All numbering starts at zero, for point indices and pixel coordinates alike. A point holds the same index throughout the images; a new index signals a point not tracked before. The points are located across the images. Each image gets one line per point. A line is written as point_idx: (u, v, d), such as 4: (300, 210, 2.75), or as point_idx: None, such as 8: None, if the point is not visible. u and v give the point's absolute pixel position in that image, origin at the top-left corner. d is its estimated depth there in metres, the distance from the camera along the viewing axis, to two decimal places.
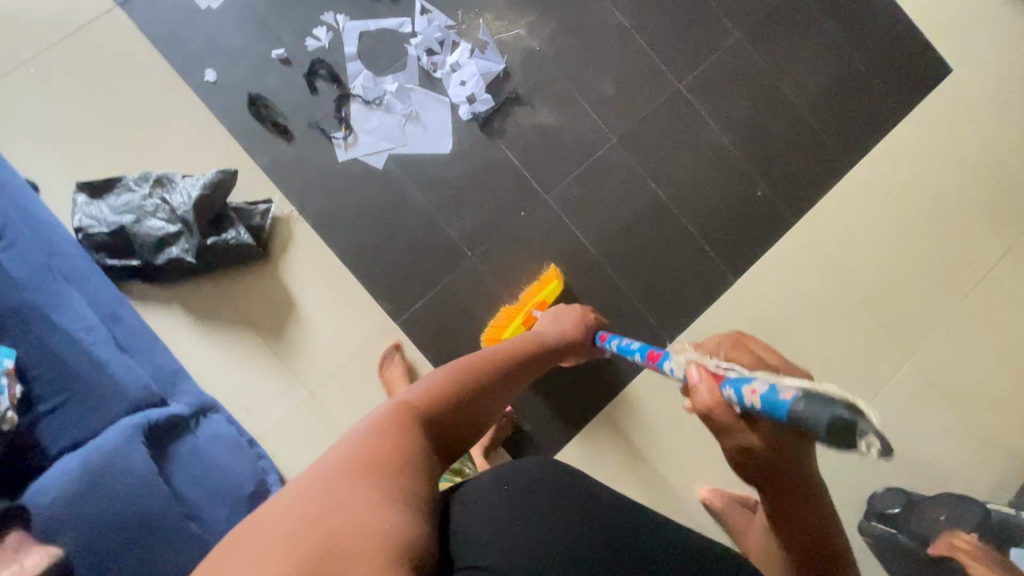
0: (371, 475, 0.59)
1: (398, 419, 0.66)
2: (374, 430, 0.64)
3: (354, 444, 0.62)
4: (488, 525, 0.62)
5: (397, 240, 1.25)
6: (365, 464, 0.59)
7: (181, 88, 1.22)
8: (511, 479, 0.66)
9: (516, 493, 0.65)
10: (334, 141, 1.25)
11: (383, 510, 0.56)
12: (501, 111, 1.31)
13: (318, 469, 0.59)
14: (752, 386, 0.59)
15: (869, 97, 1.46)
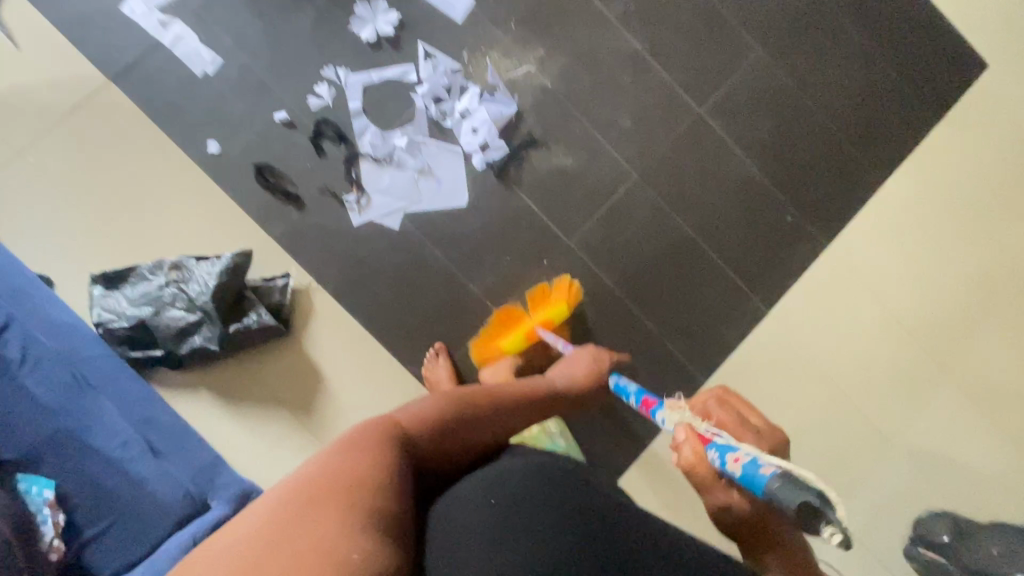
0: (331, 491, 0.57)
1: (372, 440, 0.65)
2: (345, 450, 0.63)
3: (322, 463, 0.62)
4: (462, 542, 0.61)
5: (420, 302, 1.22)
6: (329, 481, 0.59)
7: (184, 161, 1.17)
8: (497, 493, 0.65)
9: (500, 506, 0.63)
10: (347, 205, 1.20)
11: (338, 521, 0.54)
12: (517, 156, 1.26)
13: (283, 492, 0.59)
14: (736, 454, 0.69)
15: (901, 104, 1.38)
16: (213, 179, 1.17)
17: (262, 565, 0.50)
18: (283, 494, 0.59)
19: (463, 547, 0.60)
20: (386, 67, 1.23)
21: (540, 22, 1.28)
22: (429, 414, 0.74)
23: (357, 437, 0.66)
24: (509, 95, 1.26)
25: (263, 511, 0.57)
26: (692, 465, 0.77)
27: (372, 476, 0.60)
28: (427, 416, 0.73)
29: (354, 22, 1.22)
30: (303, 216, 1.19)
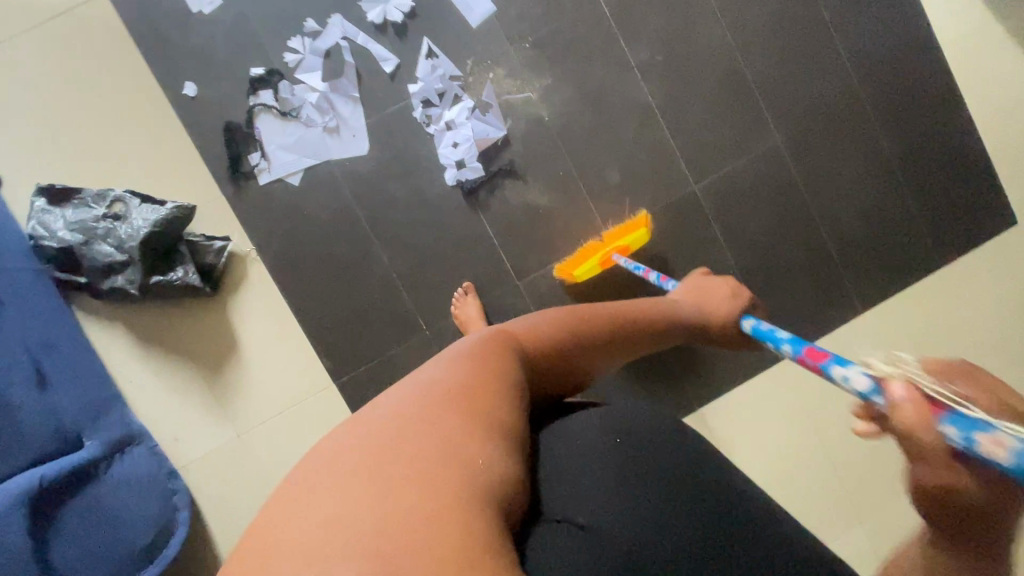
0: (458, 414, 0.52)
1: (479, 358, 0.59)
2: (444, 378, 0.56)
3: (432, 387, 0.55)
4: (582, 483, 0.55)
5: (353, 300, 1.20)
6: (451, 403, 0.53)
7: (156, 94, 1.14)
8: (627, 437, 0.59)
9: (630, 452, 0.58)
10: (251, 154, 1.16)
11: (475, 451, 0.49)
12: (491, 182, 1.21)
13: (393, 413, 0.52)
14: (998, 435, 0.38)
15: (908, 238, 1.31)
16: (181, 122, 1.15)
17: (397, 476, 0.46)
18: (393, 414, 0.52)
19: (588, 491, 0.55)
20: (382, 54, 1.18)
21: (556, 49, 1.21)
22: (553, 324, 0.70)
23: (457, 365, 0.58)
24: (501, 117, 1.20)
25: (372, 428, 0.51)
26: (903, 429, 0.42)
27: (495, 402, 0.54)
28: (549, 328, 0.69)
29: None
30: (259, 183, 1.16)
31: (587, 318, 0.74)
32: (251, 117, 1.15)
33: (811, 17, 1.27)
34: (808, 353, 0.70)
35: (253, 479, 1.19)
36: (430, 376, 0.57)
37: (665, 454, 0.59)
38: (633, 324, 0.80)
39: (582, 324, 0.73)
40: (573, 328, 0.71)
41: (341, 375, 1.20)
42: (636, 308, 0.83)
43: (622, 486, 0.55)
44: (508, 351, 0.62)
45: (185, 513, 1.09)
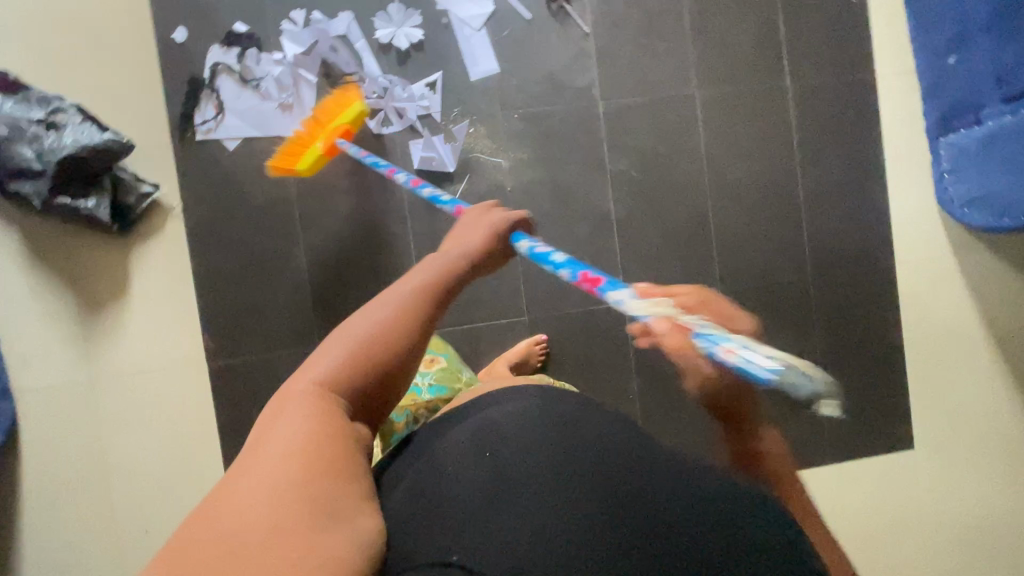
0: (323, 483, 0.42)
1: (318, 415, 0.45)
2: (294, 438, 0.43)
3: (282, 461, 0.42)
4: (449, 520, 0.47)
5: (257, 289, 1.18)
6: (308, 478, 0.42)
7: (146, 27, 1.14)
8: (498, 450, 0.52)
9: (508, 471, 0.49)
10: (200, 109, 1.15)
11: (346, 526, 0.41)
12: (434, 228, 1.21)
13: (243, 501, 0.39)
14: (730, 345, 0.52)
15: (807, 426, 1.32)
16: (159, 61, 1.14)
17: None
18: (240, 506, 0.39)
19: (458, 525, 0.46)
20: (364, 65, 1.18)
21: (542, 130, 1.24)
22: (345, 371, 0.49)
23: (293, 429, 0.44)
24: (465, 172, 1.22)
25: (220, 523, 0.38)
26: (673, 350, 0.56)
27: (354, 466, 0.45)
28: (345, 372, 0.49)
29: (379, 15, 1.18)
30: (197, 138, 1.15)
31: (385, 340, 0.51)
32: (211, 72, 1.15)
33: (786, 191, 1.32)
34: (583, 275, 0.71)
35: (88, 426, 1.14)
36: (270, 450, 0.43)
37: (547, 456, 0.51)
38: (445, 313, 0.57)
39: (381, 349, 0.50)
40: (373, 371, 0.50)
41: (217, 358, 1.17)
42: (444, 282, 0.57)
43: (494, 505, 0.47)
44: (333, 409, 0.47)
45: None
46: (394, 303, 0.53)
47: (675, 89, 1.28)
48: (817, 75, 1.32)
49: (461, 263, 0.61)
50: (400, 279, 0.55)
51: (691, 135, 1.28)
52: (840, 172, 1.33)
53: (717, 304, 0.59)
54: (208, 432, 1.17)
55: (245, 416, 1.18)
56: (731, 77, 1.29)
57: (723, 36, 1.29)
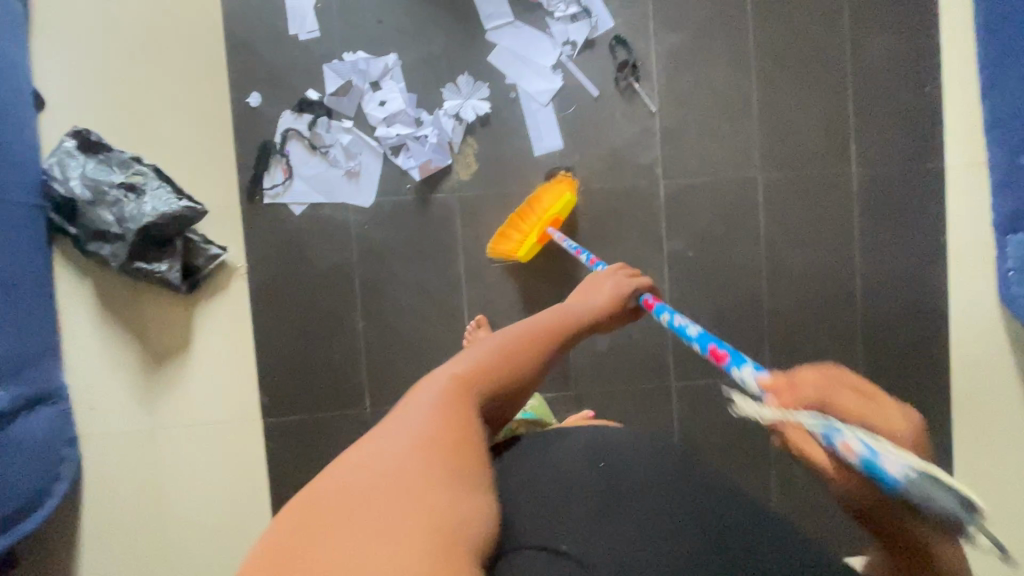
0: (438, 475, 0.45)
1: (446, 401, 0.51)
2: (414, 435, 0.47)
3: (413, 429, 0.48)
4: (560, 508, 0.55)
5: (314, 351, 1.20)
6: (435, 456, 0.46)
7: (222, 91, 1.16)
8: (608, 459, 0.61)
9: (613, 473, 0.59)
10: (269, 174, 1.17)
11: (468, 497, 0.45)
12: (490, 299, 1.22)
13: (376, 465, 0.45)
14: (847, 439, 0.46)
15: (849, 517, 1.31)
16: (232, 125, 1.17)
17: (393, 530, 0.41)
18: (368, 471, 0.45)
19: (567, 515, 0.54)
20: (391, 102, 1.18)
21: (602, 207, 1.24)
22: (476, 370, 0.55)
23: (425, 408, 0.50)
24: None
25: (342, 516, 0.42)
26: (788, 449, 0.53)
27: (473, 445, 0.49)
28: (476, 369, 0.55)
29: (447, 87, 1.19)
30: (264, 201, 1.18)
31: (512, 358, 0.58)
32: (281, 136, 1.17)
33: (842, 279, 1.30)
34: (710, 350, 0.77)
35: (146, 474, 1.18)
36: (405, 422, 0.49)
37: (652, 470, 0.60)
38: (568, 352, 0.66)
39: (510, 358, 0.58)
40: (507, 372, 0.57)
41: (271, 416, 1.20)
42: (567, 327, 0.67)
43: (609, 506, 0.55)
44: (464, 403, 0.52)
45: (63, 486, 1.08)
46: (523, 327, 0.62)
47: (739, 170, 1.26)
48: (883, 162, 1.30)
49: (580, 319, 0.71)
50: (535, 316, 0.65)
51: (751, 219, 1.27)
52: (899, 263, 1.31)
53: (848, 395, 0.51)
54: (258, 488, 1.21)
55: (295, 474, 1.21)
56: (796, 161, 1.27)
57: (789, 119, 1.27)
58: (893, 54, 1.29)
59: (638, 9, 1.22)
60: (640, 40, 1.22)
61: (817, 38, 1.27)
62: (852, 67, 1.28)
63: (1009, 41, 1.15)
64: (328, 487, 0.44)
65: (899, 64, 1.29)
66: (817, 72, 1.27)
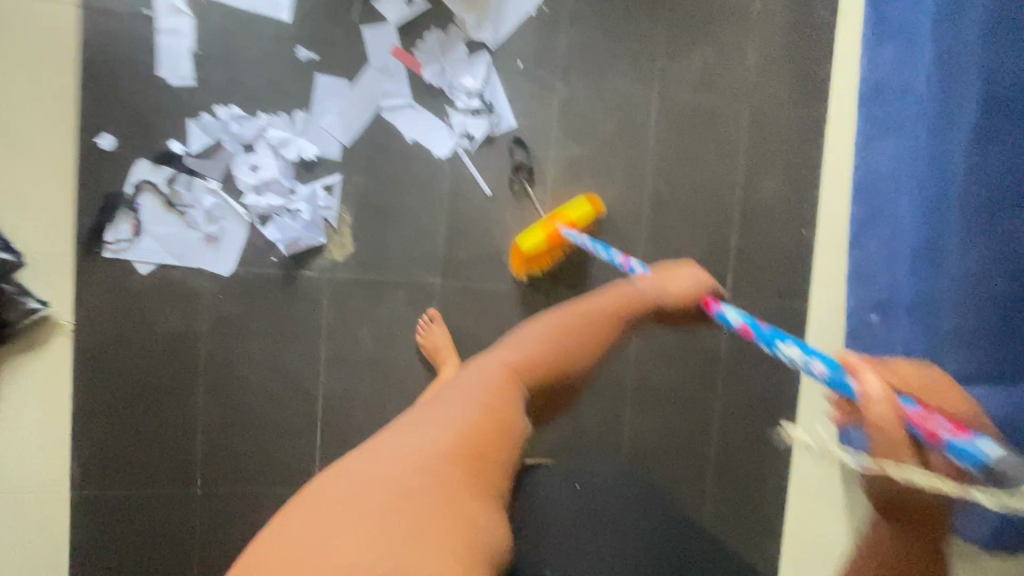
0: (442, 503, 0.56)
1: (493, 390, 0.67)
2: (439, 453, 0.60)
3: (433, 441, 0.61)
4: (571, 532, 0.74)
5: (142, 422, 1.10)
6: (466, 477, 0.59)
7: (70, 125, 1.03)
8: (581, 481, 0.79)
9: (585, 499, 0.77)
10: (112, 226, 1.05)
11: (468, 531, 0.56)
12: (348, 387, 1.17)
13: (372, 470, 0.59)
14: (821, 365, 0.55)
15: None
16: (75, 166, 1.04)
17: (384, 532, 0.53)
18: (373, 468, 0.59)
19: (569, 545, 0.73)
20: (265, 168, 1.09)
21: (480, 306, 1.21)
22: (525, 359, 0.70)
23: (477, 392, 0.67)
24: (390, 341, 1.17)
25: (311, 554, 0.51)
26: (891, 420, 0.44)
27: (491, 461, 0.62)
28: (540, 346, 0.71)
29: (332, 162, 1.12)
30: (103, 255, 1.05)
31: (551, 347, 0.71)
32: (133, 186, 1.05)
33: (707, 401, 1.34)
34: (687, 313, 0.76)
35: None
36: (429, 427, 0.63)
37: (618, 495, 0.79)
38: (616, 339, 0.73)
39: (563, 367, 0.70)
40: (558, 360, 0.70)
41: (80, 489, 1.08)
42: (614, 323, 0.73)
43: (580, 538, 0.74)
44: (511, 395, 0.67)
45: None
46: (555, 331, 0.72)
47: None
48: (754, 295, 1.36)
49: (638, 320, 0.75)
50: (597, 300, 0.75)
51: None
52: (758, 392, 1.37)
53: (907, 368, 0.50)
54: (59, 568, 1.08)
55: (103, 555, 1.09)
56: None
57: (672, 241, 1.30)
58: (778, 194, 1.35)
59: (543, 114, 1.20)
60: (541, 145, 1.21)
61: (710, 168, 1.30)
62: (741, 202, 1.33)
63: (885, 205, 1.21)
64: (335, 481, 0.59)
65: (782, 205, 1.35)
66: (709, 203, 1.31)
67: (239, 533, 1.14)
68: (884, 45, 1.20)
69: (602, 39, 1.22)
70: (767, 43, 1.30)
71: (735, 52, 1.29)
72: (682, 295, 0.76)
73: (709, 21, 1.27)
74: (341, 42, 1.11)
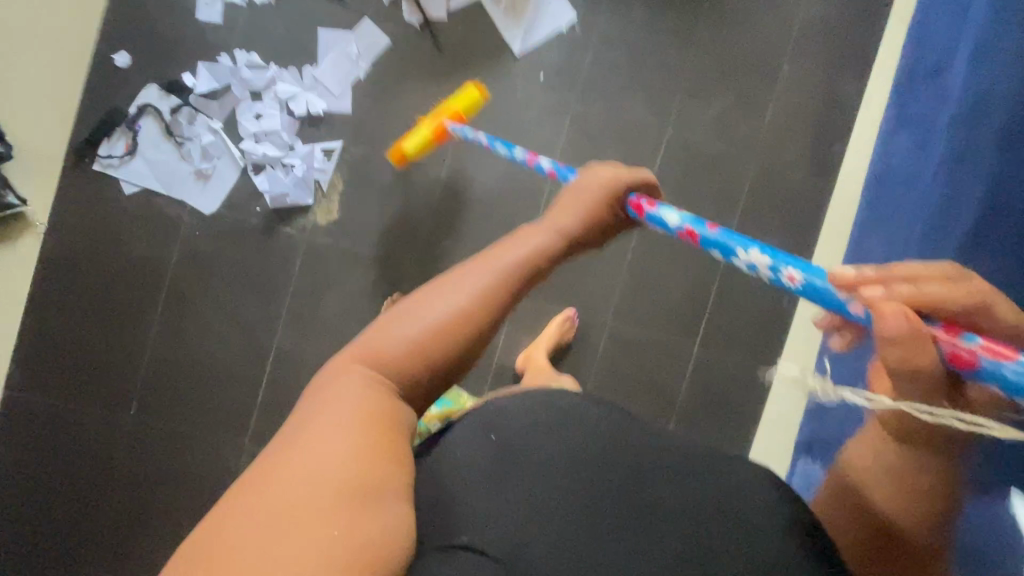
0: (348, 493, 0.39)
1: (367, 395, 0.44)
2: (332, 453, 0.40)
3: (330, 443, 0.41)
4: (484, 492, 0.51)
5: (92, 336, 1.10)
6: (373, 449, 0.42)
7: (89, 36, 1.05)
8: (498, 430, 0.56)
9: (503, 443, 0.54)
10: (108, 141, 1.07)
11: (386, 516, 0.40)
12: (300, 350, 1.16)
13: (285, 477, 0.39)
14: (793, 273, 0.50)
15: None
16: (85, 76, 1.06)
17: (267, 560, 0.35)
18: (272, 485, 0.38)
19: (484, 508, 0.50)
20: (268, 118, 1.10)
21: None
22: (417, 341, 0.47)
23: (350, 397, 0.44)
24: (351, 313, 1.16)
25: None
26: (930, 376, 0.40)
27: (393, 454, 0.43)
28: (424, 336, 0.47)
29: (335, 125, 1.13)
30: (92, 167, 1.07)
31: (461, 318, 0.48)
32: (137, 108, 1.07)
33: None
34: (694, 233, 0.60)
35: None
36: (329, 409, 0.43)
37: (547, 438, 0.55)
38: (531, 286, 0.53)
39: (442, 342, 0.47)
40: (426, 354, 0.47)
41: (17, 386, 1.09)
42: (526, 267, 0.53)
43: (495, 493, 0.51)
44: (387, 390, 0.46)
45: None
46: (461, 295, 0.49)
47: (592, 313, 1.27)
48: None
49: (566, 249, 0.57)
50: (498, 247, 0.53)
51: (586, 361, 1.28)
52: None
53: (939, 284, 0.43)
54: None
55: (26, 455, 1.10)
56: None
57: (656, 279, 1.23)
58: None
59: (552, 127, 1.21)
60: (543, 156, 1.21)
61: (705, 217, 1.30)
62: None
63: None
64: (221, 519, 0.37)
65: None
66: None
67: (158, 469, 1.12)
68: (898, 133, 1.21)
69: (626, 70, 1.23)
70: (789, 108, 1.31)
71: (754, 111, 1.30)
72: (593, 208, 0.61)
73: (735, 76, 1.28)
74: (371, 15, 1.13)
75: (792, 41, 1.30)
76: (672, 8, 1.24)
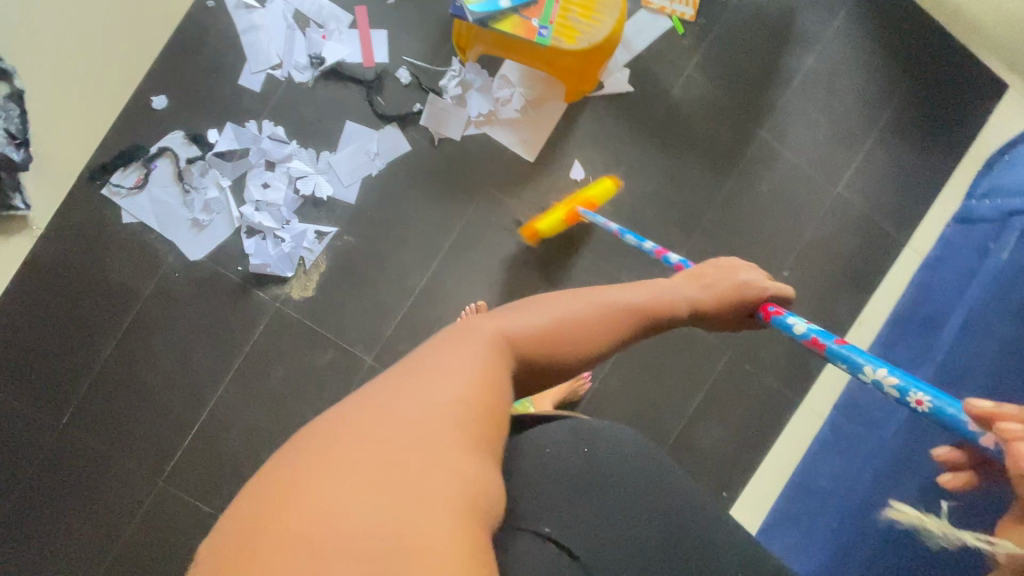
0: (458, 441, 0.43)
1: (490, 359, 0.50)
2: (438, 402, 0.45)
3: (440, 394, 0.46)
4: (575, 503, 0.57)
5: (50, 340, 1.13)
6: (477, 402, 0.47)
7: (136, 74, 1.12)
8: (592, 448, 0.61)
9: (592, 458, 0.60)
10: (123, 171, 1.12)
11: (488, 471, 0.44)
12: (236, 408, 1.17)
13: (396, 419, 0.43)
14: None
15: None
16: (121, 109, 1.12)
17: (379, 476, 0.40)
18: (384, 424, 0.43)
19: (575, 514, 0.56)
20: (274, 191, 1.15)
21: None
22: (531, 334, 0.55)
23: (466, 361, 0.49)
24: (298, 386, 1.17)
25: (307, 513, 0.38)
26: None
27: (495, 415, 0.48)
28: (539, 331, 0.56)
29: (334, 210, 1.17)
30: (100, 190, 1.12)
31: (596, 337, 0.60)
32: (158, 149, 1.12)
33: None
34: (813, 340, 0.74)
35: None
36: (443, 368, 0.48)
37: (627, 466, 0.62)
38: (650, 332, 0.69)
39: (557, 343, 0.57)
40: (576, 345, 0.59)
41: None
42: (644, 322, 0.67)
43: (583, 510, 0.57)
44: (503, 360, 0.51)
45: None
46: (596, 312, 0.62)
47: None
48: None
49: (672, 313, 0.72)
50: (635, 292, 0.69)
51: None
52: None
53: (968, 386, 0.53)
54: None
55: None
56: None
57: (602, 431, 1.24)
58: None
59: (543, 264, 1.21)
60: (523, 289, 1.21)
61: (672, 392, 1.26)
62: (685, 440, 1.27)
63: (807, 515, 1.17)
64: (320, 453, 0.41)
65: (719, 459, 1.25)
66: None
67: (69, 481, 1.14)
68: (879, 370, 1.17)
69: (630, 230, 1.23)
70: None
71: None
72: (726, 293, 0.81)
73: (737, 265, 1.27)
74: (399, 119, 1.17)
75: (803, 246, 1.28)
76: (687, 184, 1.25)
